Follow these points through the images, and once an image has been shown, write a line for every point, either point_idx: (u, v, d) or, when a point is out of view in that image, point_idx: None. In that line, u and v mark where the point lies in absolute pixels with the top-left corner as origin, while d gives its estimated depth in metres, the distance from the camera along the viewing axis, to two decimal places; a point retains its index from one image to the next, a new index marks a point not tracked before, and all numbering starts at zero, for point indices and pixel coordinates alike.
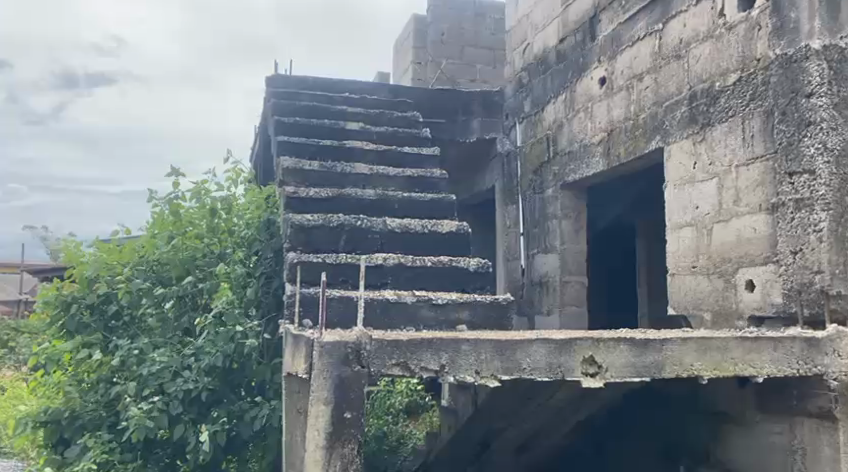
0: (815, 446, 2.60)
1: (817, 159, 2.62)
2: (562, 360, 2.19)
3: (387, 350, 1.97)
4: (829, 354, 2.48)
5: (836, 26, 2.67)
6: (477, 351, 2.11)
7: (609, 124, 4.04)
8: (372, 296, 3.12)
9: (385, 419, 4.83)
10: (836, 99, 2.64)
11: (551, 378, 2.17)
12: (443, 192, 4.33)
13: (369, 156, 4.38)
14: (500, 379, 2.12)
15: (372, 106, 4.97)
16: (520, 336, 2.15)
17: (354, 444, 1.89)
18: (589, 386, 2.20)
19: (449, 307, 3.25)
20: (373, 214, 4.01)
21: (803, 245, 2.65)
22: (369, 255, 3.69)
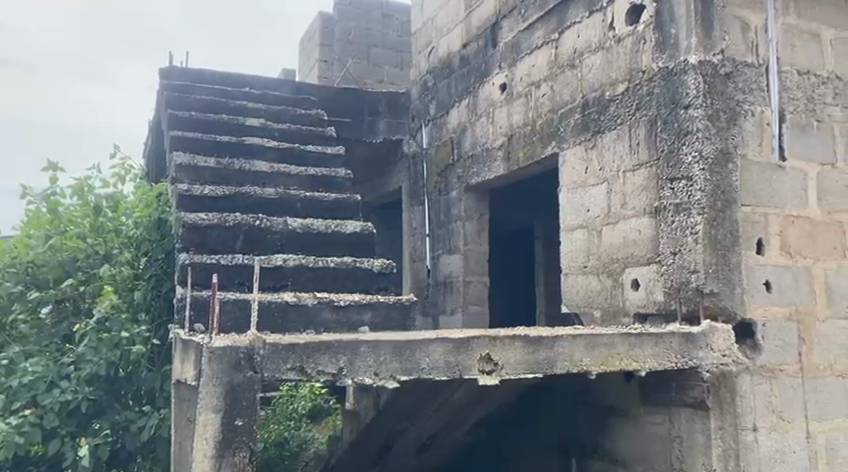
0: (690, 435, 2.81)
1: (694, 166, 2.81)
2: (459, 359, 2.24)
3: (282, 353, 1.93)
4: (703, 347, 2.69)
5: (710, 44, 2.88)
6: (376, 353, 2.11)
7: (510, 129, 4.17)
8: (270, 299, 3.08)
9: (287, 424, 4.70)
10: (711, 111, 2.83)
11: (449, 377, 2.21)
12: (348, 192, 4.36)
13: (269, 154, 4.32)
14: (399, 380, 2.15)
15: (274, 102, 4.92)
16: (418, 336, 2.18)
17: (246, 452, 1.87)
18: (486, 383, 2.27)
19: (351, 309, 3.27)
20: (274, 215, 3.96)
21: (682, 246, 2.83)
22: (268, 256, 3.66)
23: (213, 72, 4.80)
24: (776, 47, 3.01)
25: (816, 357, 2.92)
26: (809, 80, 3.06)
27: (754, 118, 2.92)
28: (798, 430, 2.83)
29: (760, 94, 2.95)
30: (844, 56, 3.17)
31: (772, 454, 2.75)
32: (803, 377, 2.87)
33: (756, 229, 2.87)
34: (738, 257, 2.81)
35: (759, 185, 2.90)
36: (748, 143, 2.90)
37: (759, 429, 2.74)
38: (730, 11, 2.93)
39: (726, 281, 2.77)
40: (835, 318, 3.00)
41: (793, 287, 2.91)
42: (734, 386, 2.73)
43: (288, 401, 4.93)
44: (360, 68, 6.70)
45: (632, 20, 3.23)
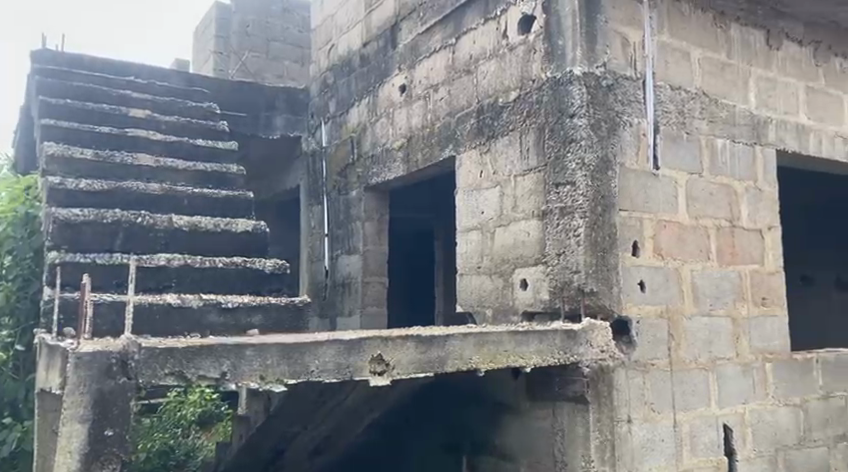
0: (572, 427, 2.92)
1: (577, 172, 2.95)
2: (351, 360, 2.22)
3: (158, 358, 1.85)
4: (584, 343, 2.82)
5: (594, 56, 3.03)
6: (262, 356, 2.04)
7: (409, 131, 4.20)
8: (151, 299, 3.00)
9: (172, 432, 4.55)
10: (593, 120, 2.98)
11: (340, 379, 2.18)
12: (239, 190, 4.29)
13: (155, 148, 4.20)
14: (287, 383, 2.09)
15: (162, 92, 4.80)
16: (308, 338, 2.14)
17: (116, 464, 1.79)
18: (377, 384, 2.27)
19: (240, 310, 3.26)
20: (159, 212, 3.85)
21: (566, 247, 2.97)
22: (150, 256, 3.54)
23: (92, 58, 4.59)
24: (652, 63, 3.21)
25: (683, 352, 3.15)
26: (680, 95, 3.29)
27: (631, 128, 3.11)
28: (666, 420, 3.05)
29: (637, 106, 3.15)
30: (711, 74, 3.43)
31: (644, 443, 2.96)
32: (672, 371, 3.10)
33: (632, 233, 3.05)
34: (615, 258, 2.97)
35: (635, 191, 3.08)
36: (625, 152, 3.07)
37: (633, 421, 2.94)
38: (612, 26, 3.10)
39: (605, 281, 2.92)
40: (700, 315, 3.25)
41: (664, 287, 3.12)
42: (612, 381, 2.90)
43: (175, 408, 4.80)
44: (259, 63, 6.57)
45: (524, 29, 3.34)
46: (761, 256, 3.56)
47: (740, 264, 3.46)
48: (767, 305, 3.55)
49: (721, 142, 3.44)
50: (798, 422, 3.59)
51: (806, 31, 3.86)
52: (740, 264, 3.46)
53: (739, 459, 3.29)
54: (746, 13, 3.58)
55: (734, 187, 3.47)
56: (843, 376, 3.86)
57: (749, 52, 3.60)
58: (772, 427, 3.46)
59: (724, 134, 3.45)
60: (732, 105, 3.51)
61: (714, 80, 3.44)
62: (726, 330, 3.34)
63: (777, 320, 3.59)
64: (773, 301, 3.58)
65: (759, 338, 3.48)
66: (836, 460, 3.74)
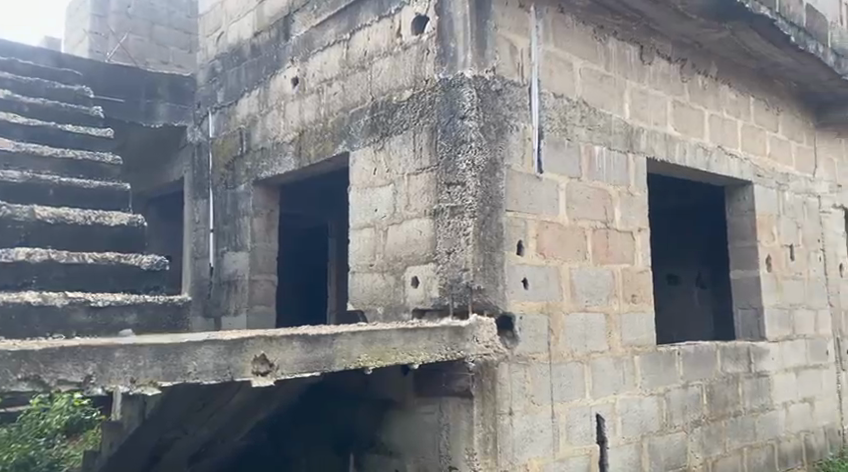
0: (456, 421, 3.00)
1: (467, 174, 3.02)
2: (231, 361, 2.15)
3: (10, 363, 1.70)
4: (470, 339, 2.91)
5: (483, 61, 3.13)
6: (134, 357, 1.95)
7: (301, 124, 4.14)
8: (6, 300, 2.86)
9: (31, 443, 4.20)
10: (482, 123, 3.07)
11: (220, 380, 2.11)
12: (112, 180, 4.13)
13: (17, 132, 3.94)
14: (160, 386, 2.00)
15: (24, 72, 4.52)
16: (186, 340, 2.06)
17: None
18: (259, 385, 2.21)
19: (111, 309, 3.13)
20: (20, 202, 3.64)
21: (455, 246, 3.02)
22: (9, 249, 3.34)
23: None
24: (537, 71, 3.36)
25: (560, 345, 3.34)
26: (562, 103, 3.48)
27: (517, 133, 3.24)
28: (545, 411, 3.22)
29: (523, 112, 3.28)
30: (590, 84, 3.64)
31: (524, 434, 3.11)
32: (551, 364, 3.27)
33: (517, 233, 3.19)
34: (501, 257, 3.09)
35: (520, 192, 3.22)
36: (512, 155, 3.20)
37: (514, 413, 3.08)
38: (501, 33, 3.22)
39: (490, 279, 3.03)
40: (576, 311, 3.44)
41: (545, 284, 3.29)
42: (495, 374, 3.02)
43: (38, 416, 4.46)
44: (142, 47, 6.25)
45: (417, 29, 3.38)
46: (632, 256, 3.81)
47: (613, 263, 3.69)
48: (636, 302, 3.81)
49: (598, 149, 3.65)
50: (661, 411, 3.89)
51: (674, 49, 4.17)
52: (613, 264, 3.69)
53: (609, 446, 3.53)
54: (622, 28, 3.83)
55: (608, 191, 3.69)
56: (699, 367, 4.20)
57: (624, 65, 3.85)
58: (638, 416, 3.73)
59: (601, 142, 3.67)
60: (609, 114, 3.73)
61: (593, 89, 3.65)
62: (599, 325, 3.56)
63: (645, 315, 3.86)
64: (642, 298, 3.85)
65: (629, 333, 3.74)
66: (692, 444, 4.08)
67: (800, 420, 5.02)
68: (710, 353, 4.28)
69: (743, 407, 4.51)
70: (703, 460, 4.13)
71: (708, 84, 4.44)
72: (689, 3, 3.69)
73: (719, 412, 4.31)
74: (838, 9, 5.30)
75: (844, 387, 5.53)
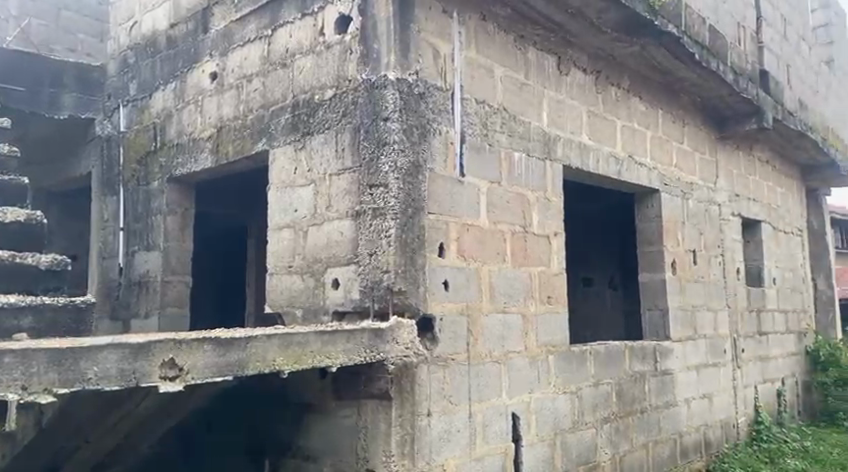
0: (374, 424, 2.99)
1: (390, 175, 3.02)
2: (136, 366, 2.04)
3: None
4: (389, 341, 2.90)
5: (406, 64, 3.15)
6: (27, 362, 1.82)
7: (219, 121, 4.03)
8: None
9: None
10: (405, 126, 3.08)
11: (123, 386, 2.00)
12: (10, 173, 3.90)
13: None
14: (56, 393, 1.88)
15: None
16: (86, 344, 1.94)
17: None
18: (166, 390, 2.12)
19: (3, 312, 2.96)
20: None
21: (377, 248, 3.02)
22: None
23: None
24: (460, 76, 3.41)
25: (479, 346, 3.40)
26: (484, 109, 3.54)
27: (440, 136, 3.27)
28: (462, 411, 3.26)
29: (446, 116, 3.32)
30: (511, 91, 3.72)
31: (441, 434, 3.14)
32: (469, 364, 3.33)
33: (438, 235, 3.22)
34: (422, 259, 3.10)
35: (442, 195, 3.25)
36: (435, 158, 3.23)
37: (432, 414, 3.11)
38: (425, 37, 3.25)
39: (412, 281, 3.04)
40: (495, 312, 3.51)
41: (465, 286, 3.34)
42: (414, 376, 3.04)
43: None
44: (45, 33, 5.71)
45: (340, 29, 3.35)
46: (548, 259, 3.92)
47: (530, 265, 3.79)
48: (551, 303, 3.92)
49: (517, 155, 3.73)
50: (574, 408, 4.02)
51: (589, 60, 4.32)
52: (530, 266, 3.78)
53: (523, 445, 3.61)
54: (541, 38, 3.94)
55: (527, 196, 3.79)
56: (609, 367, 4.37)
57: (543, 74, 3.96)
58: (552, 414, 3.84)
59: (520, 148, 3.75)
60: (528, 121, 3.83)
61: (513, 96, 3.73)
62: (516, 327, 3.65)
63: (560, 317, 3.98)
64: (557, 299, 3.97)
65: (544, 333, 3.85)
66: (602, 440, 4.24)
67: (700, 414, 5.31)
68: (619, 352, 4.47)
69: (649, 404, 4.72)
70: (611, 455, 4.30)
71: (621, 96, 4.62)
72: (604, 17, 3.86)
73: (627, 409, 4.50)
74: (737, 31, 5.66)
75: (739, 383, 5.89)
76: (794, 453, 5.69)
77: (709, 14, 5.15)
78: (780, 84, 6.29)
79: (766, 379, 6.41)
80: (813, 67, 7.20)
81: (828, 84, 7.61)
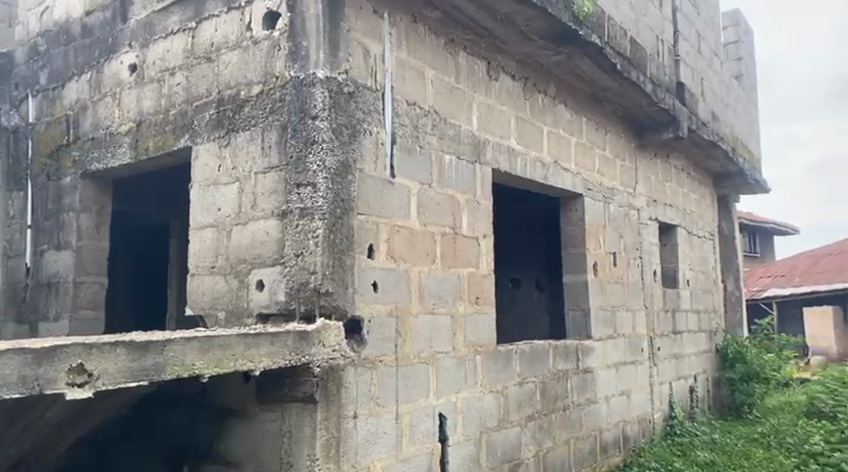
0: (298, 428, 2.93)
1: (318, 175, 2.96)
2: (41, 371, 1.91)
3: None
4: (316, 344, 2.84)
5: (336, 63, 3.10)
6: None
7: (138, 115, 3.86)
8: None
9: None
10: (334, 125, 3.03)
11: (25, 394, 1.87)
12: None
13: None
14: None
15: None
16: None
17: None
18: (74, 397, 2.00)
19: None
20: None
21: (304, 248, 2.96)
22: None
23: None
24: (391, 76, 3.39)
25: (408, 347, 3.38)
26: (414, 111, 3.53)
27: (370, 136, 3.23)
28: (389, 413, 3.24)
29: (376, 115, 3.28)
30: (442, 94, 3.72)
31: (367, 437, 3.11)
32: (397, 365, 3.31)
33: (368, 236, 3.18)
34: (351, 260, 3.06)
35: (372, 196, 3.22)
36: (364, 158, 3.19)
37: (358, 416, 3.08)
38: (355, 36, 3.21)
39: (339, 282, 2.99)
40: (424, 314, 3.51)
41: (394, 287, 3.32)
42: (340, 378, 3.00)
43: None
44: None
45: (268, 25, 3.27)
46: (476, 261, 3.94)
47: (459, 267, 3.80)
48: (480, 304, 3.95)
49: (448, 158, 3.74)
50: (500, 407, 4.06)
51: (518, 66, 4.38)
52: (459, 267, 3.80)
53: (450, 444, 3.63)
54: (471, 43, 3.96)
55: (457, 198, 3.80)
56: (534, 366, 4.45)
57: (473, 78, 3.98)
58: (478, 413, 3.87)
59: (451, 151, 3.76)
60: (458, 124, 3.84)
61: (443, 99, 3.73)
62: (445, 328, 3.66)
63: (488, 318, 4.02)
64: (485, 301, 4.00)
65: (472, 334, 3.87)
66: (527, 438, 4.30)
67: (619, 411, 5.47)
68: (543, 352, 4.55)
69: (571, 401, 4.83)
70: (535, 453, 4.37)
71: (547, 102, 4.71)
72: (531, 25, 3.93)
73: (551, 407, 4.59)
74: (656, 44, 5.87)
75: (655, 380, 6.11)
76: (704, 445, 5.94)
77: (630, 26, 5.32)
78: (695, 96, 6.57)
79: (680, 376, 6.68)
80: (725, 81, 7.56)
81: (738, 98, 8.01)
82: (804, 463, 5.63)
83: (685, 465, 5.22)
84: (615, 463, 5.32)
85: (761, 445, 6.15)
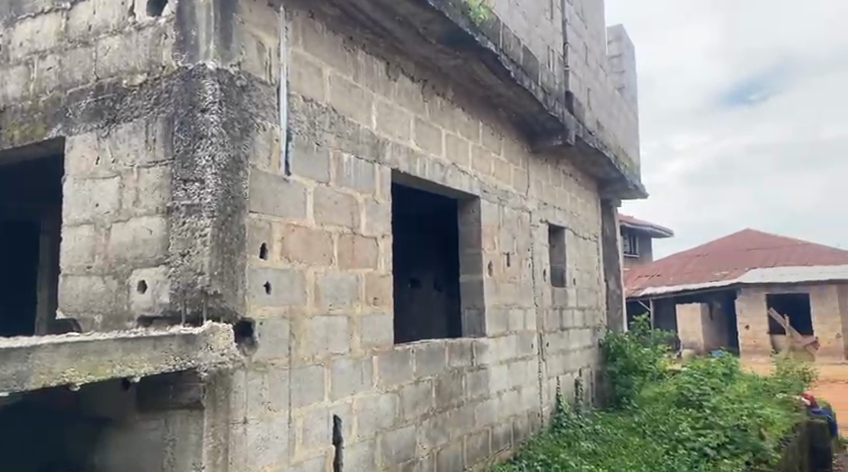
0: (183, 436, 2.78)
1: (206, 170, 2.82)
2: None
3: None
4: (203, 348, 2.70)
5: (227, 55, 2.97)
6: None
7: (3, 100, 3.53)
8: None
9: None
10: (225, 119, 2.90)
11: None
12: None
13: None
14: None
15: None
16: None
17: None
18: None
19: None
20: None
21: (190, 247, 2.81)
22: None
23: None
24: (286, 72, 3.28)
25: (302, 349, 3.30)
26: (311, 107, 3.44)
27: (264, 132, 3.12)
28: (281, 417, 3.15)
29: (270, 111, 3.17)
30: (340, 92, 3.65)
31: (258, 441, 3.00)
32: (291, 368, 3.22)
33: (260, 235, 3.07)
34: (242, 260, 2.94)
35: (265, 194, 3.11)
36: (258, 155, 3.07)
37: (248, 421, 2.96)
38: (248, 28, 3.09)
39: (229, 283, 2.86)
40: (319, 315, 3.43)
41: (288, 288, 3.22)
42: (229, 383, 2.88)
43: None
44: None
45: (154, 11, 3.09)
46: (375, 261, 3.90)
47: (357, 267, 3.75)
48: (377, 304, 3.91)
49: (346, 157, 3.67)
50: (395, 407, 4.04)
51: (416, 69, 4.37)
52: (357, 267, 3.75)
53: (344, 446, 3.57)
54: (370, 42, 3.92)
55: (355, 198, 3.75)
56: (430, 365, 4.46)
57: (371, 77, 3.93)
58: (374, 414, 3.83)
59: (349, 150, 3.70)
60: (357, 123, 3.78)
61: (342, 97, 3.66)
62: (340, 329, 3.59)
63: (385, 318, 3.98)
64: (382, 301, 3.96)
65: (369, 334, 3.82)
66: (422, 436, 4.30)
67: (510, 406, 5.59)
68: (439, 350, 4.57)
69: (465, 398, 4.88)
70: (429, 451, 4.39)
71: (445, 106, 4.73)
72: (429, 28, 3.93)
73: (445, 405, 4.62)
74: (548, 53, 6.05)
75: (543, 375, 6.30)
76: (588, 436, 6.18)
77: (523, 36, 5.45)
78: (582, 105, 6.83)
79: (567, 371, 6.92)
80: (609, 93, 7.91)
81: (620, 109, 8.41)
82: (675, 446, 6.01)
83: (570, 456, 5.41)
84: (506, 456, 5.43)
85: (637, 433, 6.48)
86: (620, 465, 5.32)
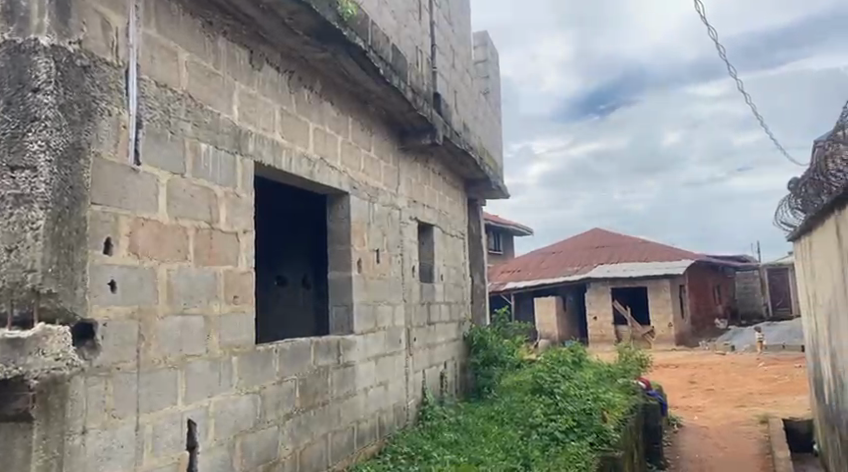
0: (6, 452, 2.46)
1: (40, 156, 2.54)
2: None
3: None
4: (33, 353, 2.44)
5: (66, 30, 2.70)
6: None
7: None
8: None
9: None
10: (62, 101, 2.62)
11: None
12: None
13: None
14: None
15: None
16: None
17: None
18: None
19: None
20: None
21: (18, 242, 2.51)
22: None
23: None
24: (136, 54, 3.04)
25: (152, 351, 3.08)
26: (165, 94, 3.22)
27: (109, 117, 2.87)
28: (127, 424, 2.91)
29: (117, 95, 2.92)
30: (197, 79, 3.44)
31: (98, 452, 2.76)
32: (139, 371, 3.00)
33: (105, 229, 2.83)
34: (82, 256, 2.69)
35: (111, 185, 2.87)
36: (101, 142, 2.82)
37: (87, 431, 2.71)
38: (91, 4, 2.83)
39: (66, 281, 2.61)
40: (172, 315, 3.22)
41: (137, 286, 3.00)
42: (66, 390, 2.62)
43: None
44: None
45: None
46: (235, 258, 3.72)
47: (215, 264, 3.56)
48: (238, 303, 3.74)
49: (205, 147, 3.48)
50: (256, 407, 3.88)
51: (282, 60, 4.21)
52: (216, 265, 3.56)
53: (199, 451, 3.38)
54: (231, 30, 3.72)
55: (214, 191, 3.56)
56: (293, 363, 4.33)
57: (233, 65, 3.74)
58: (233, 416, 3.66)
59: (208, 140, 3.50)
60: (216, 112, 3.58)
61: (200, 85, 3.45)
62: (196, 329, 3.39)
63: (246, 317, 3.81)
64: (244, 299, 3.79)
65: (227, 333, 3.64)
66: (284, 437, 4.17)
67: (377, 402, 5.56)
68: (303, 348, 4.45)
69: (330, 396, 4.79)
70: (292, 451, 4.25)
71: (313, 99, 4.61)
72: (295, 19, 3.80)
73: (310, 403, 4.50)
74: (416, 53, 6.08)
75: (410, 369, 6.32)
76: (451, 427, 6.29)
77: (391, 34, 5.43)
78: (449, 106, 6.93)
79: (433, 364, 7.00)
80: (475, 95, 8.09)
81: (485, 112, 8.63)
82: (528, 432, 6.24)
83: (433, 447, 5.47)
84: (371, 452, 5.39)
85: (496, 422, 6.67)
86: (479, 453, 5.42)
